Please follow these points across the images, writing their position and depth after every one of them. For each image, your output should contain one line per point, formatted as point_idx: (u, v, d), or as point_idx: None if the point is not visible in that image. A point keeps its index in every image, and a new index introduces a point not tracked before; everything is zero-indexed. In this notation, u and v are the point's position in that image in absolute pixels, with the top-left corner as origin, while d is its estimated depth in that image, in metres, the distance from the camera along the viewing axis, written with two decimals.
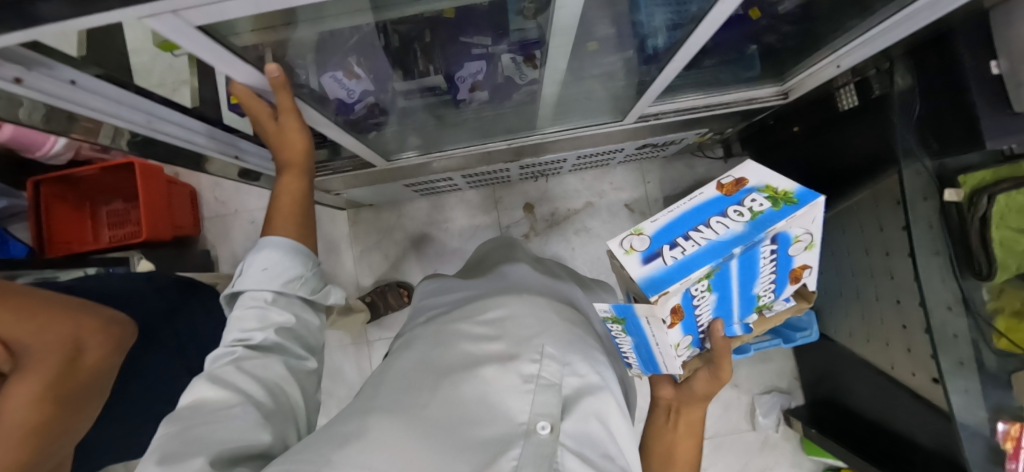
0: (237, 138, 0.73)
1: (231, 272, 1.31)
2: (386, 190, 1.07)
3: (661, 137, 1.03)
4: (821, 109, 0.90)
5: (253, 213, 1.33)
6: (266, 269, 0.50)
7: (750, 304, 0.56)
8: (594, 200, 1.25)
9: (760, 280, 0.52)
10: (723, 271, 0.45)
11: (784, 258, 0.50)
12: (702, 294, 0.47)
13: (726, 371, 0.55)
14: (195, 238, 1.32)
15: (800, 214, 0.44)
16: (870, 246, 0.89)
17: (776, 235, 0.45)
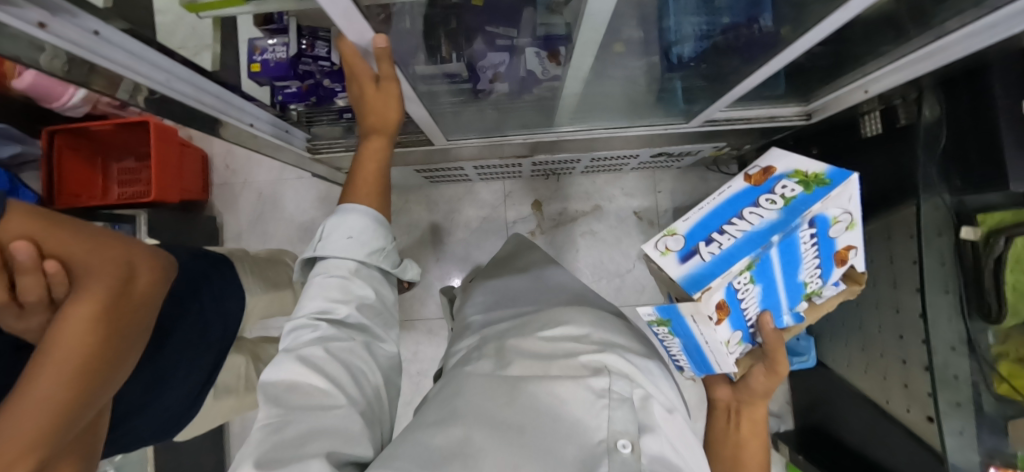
0: (249, 104, 0.70)
1: (235, 240, 1.32)
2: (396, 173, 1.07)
3: (678, 147, 1.02)
4: (840, 133, 0.88)
5: (262, 183, 1.33)
6: (351, 237, 0.46)
7: (797, 292, 0.56)
8: (603, 204, 1.24)
9: (804, 266, 0.53)
10: (767, 261, 0.49)
11: (826, 240, 0.52)
12: (745, 286, 0.51)
13: (783, 364, 0.58)
14: (203, 203, 1.33)
15: (831, 195, 0.48)
16: (879, 279, 0.88)
17: (813, 218, 0.48)
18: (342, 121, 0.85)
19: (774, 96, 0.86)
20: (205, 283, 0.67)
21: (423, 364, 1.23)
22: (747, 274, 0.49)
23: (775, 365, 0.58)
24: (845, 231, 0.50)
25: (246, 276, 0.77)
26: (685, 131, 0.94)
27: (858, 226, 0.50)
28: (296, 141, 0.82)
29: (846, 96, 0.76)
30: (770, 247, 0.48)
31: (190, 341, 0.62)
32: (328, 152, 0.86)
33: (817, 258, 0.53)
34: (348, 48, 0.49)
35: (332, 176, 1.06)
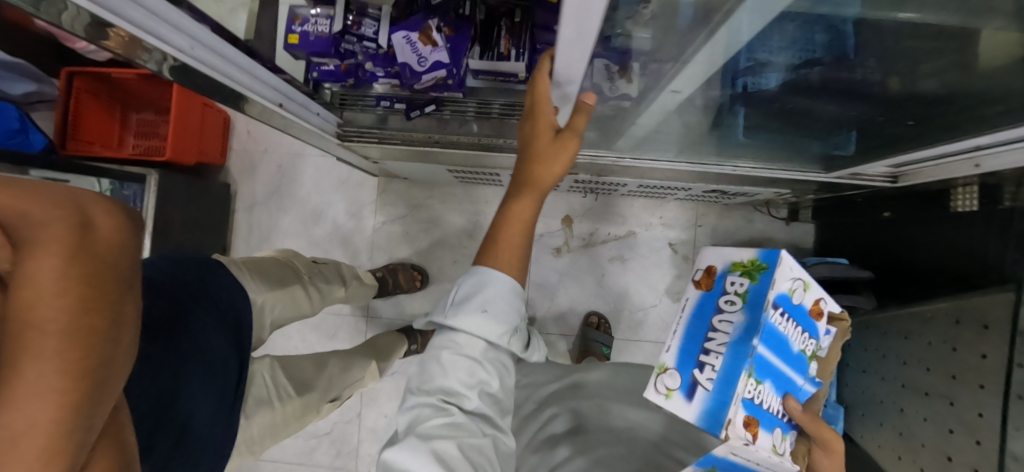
0: (277, 80, 0.62)
1: (248, 211, 1.26)
2: (427, 170, 0.96)
3: (735, 187, 0.95)
4: (926, 202, 0.79)
5: (282, 156, 1.26)
6: (486, 312, 0.42)
7: (801, 358, 0.63)
8: (637, 231, 1.17)
9: (793, 339, 0.61)
10: (758, 362, 0.55)
11: (793, 309, 0.60)
12: (757, 390, 0.56)
13: (835, 440, 0.58)
14: (219, 167, 1.27)
15: (778, 280, 0.56)
16: (932, 365, 0.80)
17: (774, 301, 0.56)
18: (380, 109, 0.77)
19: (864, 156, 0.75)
20: (204, 276, 0.60)
21: None
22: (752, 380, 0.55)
23: (827, 443, 0.58)
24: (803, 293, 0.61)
25: (246, 275, 0.69)
26: (743, 172, 0.87)
27: (810, 285, 0.62)
28: (327, 126, 0.75)
29: (945, 168, 0.66)
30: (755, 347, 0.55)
31: (202, 339, 0.55)
32: (360, 141, 0.79)
33: (796, 326, 0.61)
34: (543, 87, 0.44)
35: (358, 162, 0.98)
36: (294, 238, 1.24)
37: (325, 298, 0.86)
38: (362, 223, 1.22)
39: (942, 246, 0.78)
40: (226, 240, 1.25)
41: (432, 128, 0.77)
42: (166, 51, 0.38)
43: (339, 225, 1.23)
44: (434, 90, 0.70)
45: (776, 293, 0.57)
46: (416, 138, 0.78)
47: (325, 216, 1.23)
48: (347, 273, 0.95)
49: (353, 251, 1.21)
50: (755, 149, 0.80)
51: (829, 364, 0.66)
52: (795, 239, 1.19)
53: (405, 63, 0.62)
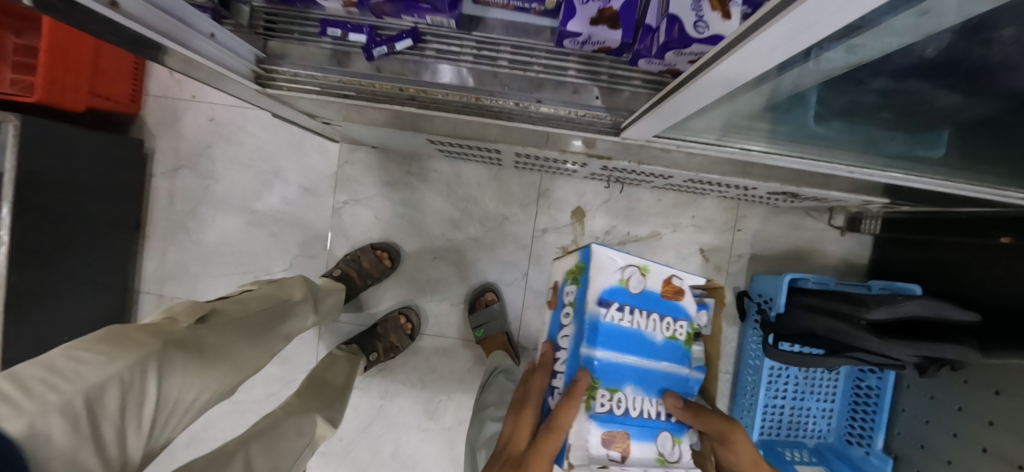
0: None
1: (167, 177, 0.97)
2: (401, 139, 0.70)
3: (814, 190, 0.69)
4: None
5: (213, 108, 0.96)
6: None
7: (672, 344, 0.62)
8: (663, 232, 0.93)
9: (649, 328, 0.61)
10: (600, 370, 0.56)
11: (635, 298, 0.60)
12: (610, 399, 0.56)
13: (729, 432, 0.55)
14: (129, 118, 0.96)
15: (595, 275, 0.58)
16: None
17: (598, 297, 0.57)
18: (326, 40, 0.49)
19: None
20: None
21: (390, 388, 0.94)
22: (603, 392, 0.56)
23: (724, 435, 0.55)
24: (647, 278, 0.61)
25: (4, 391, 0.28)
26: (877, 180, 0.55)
27: (649, 267, 0.61)
28: (236, 60, 0.46)
29: None
30: (585, 355, 0.56)
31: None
32: (292, 88, 0.49)
33: (645, 313, 0.61)
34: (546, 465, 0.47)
35: (305, 123, 0.70)
36: (228, 215, 0.96)
37: (230, 358, 0.46)
38: (317, 201, 0.94)
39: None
40: (141, 212, 0.97)
41: (404, 76, 0.49)
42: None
43: (286, 201, 0.95)
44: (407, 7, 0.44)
45: (598, 289, 0.57)
46: (380, 88, 0.49)
47: (269, 189, 0.95)
48: (272, 308, 0.56)
49: (305, 236, 0.95)
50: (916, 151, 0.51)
51: (714, 341, 0.64)
52: (846, 253, 0.96)
53: None
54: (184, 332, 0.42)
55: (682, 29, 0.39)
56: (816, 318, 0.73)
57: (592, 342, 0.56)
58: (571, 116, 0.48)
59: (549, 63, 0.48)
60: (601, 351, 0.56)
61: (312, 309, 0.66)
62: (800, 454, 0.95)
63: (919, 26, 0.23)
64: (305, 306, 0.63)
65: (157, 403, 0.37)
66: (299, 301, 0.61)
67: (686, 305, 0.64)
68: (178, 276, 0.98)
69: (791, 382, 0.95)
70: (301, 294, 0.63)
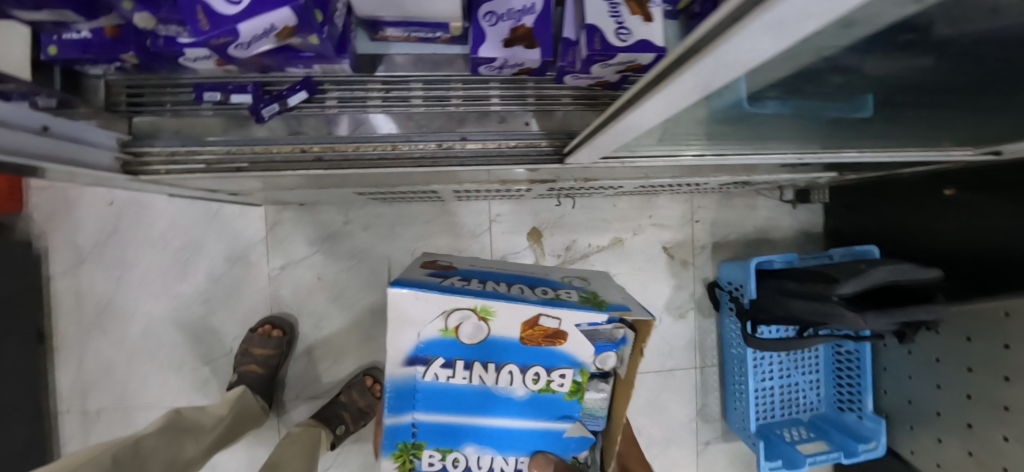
0: None
1: (69, 277, 0.83)
2: (329, 194, 0.64)
3: (768, 177, 0.68)
4: (1015, 179, 0.60)
5: (111, 190, 0.83)
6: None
7: (538, 400, 0.49)
8: (626, 238, 0.91)
9: (497, 384, 0.47)
10: (418, 431, 0.49)
11: (471, 350, 0.45)
12: (438, 457, 0.51)
13: None
14: (11, 219, 0.82)
15: (396, 336, 0.44)
16: (1013, 371, 0.66)
17: (409, 361, 0.45)
18: (207, 107, 0.43)
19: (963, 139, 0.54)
20: None
21: (367, 458, 0.85)
22: (430, 452, 0.50)
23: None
24: (494, 322, 0.44)
25: None
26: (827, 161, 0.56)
27: (493, 309, 0.43)
28: (97, 154, 0.38)
29: None
30: (393, 423, 0.48)
31: None
32: (170, 169, 0.42)
33: (490, 367, 0.46)
34: None
35: (214, 197, 0.61)
36: (151, 303, 0.84)
37: None
38: (249, 271, 0.85)
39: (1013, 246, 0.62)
40: (44, 321, 0.82)
41: (308, 133, 0.43)
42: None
43: (215, 277, 0.84)
44: (291, 62, 0.38)
45: (405, 346, 0.44)
46: (281, 153, 0.42)
47: (192, 268, 0.84)
48: (120, 455, 0.49)
49: (244, 312, 0.85)
50: (883, 131, 0.47)
51: (628, 389, 0.49)
52: (800, 225, 0.97)
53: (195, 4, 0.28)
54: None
55: (598, 37, 0.37)
56: (792, 301, 0.71)
57: (404, 408, 0.48)
58: (502, 149, 0.43)
59: (467, 94, 0.44)
60: (420, 413, 0.49)
61: (183, 442, 0.57)
62: (798, 432, 0.93)
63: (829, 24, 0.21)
64: (172, 442, 0.56)
65: None
66: (160, 440, 0.54)
67: (564, 346, 0.46)
68: (101, 386, 0.84)
69: (776, 361, 0.93)
70: (161, 432, 0.56)
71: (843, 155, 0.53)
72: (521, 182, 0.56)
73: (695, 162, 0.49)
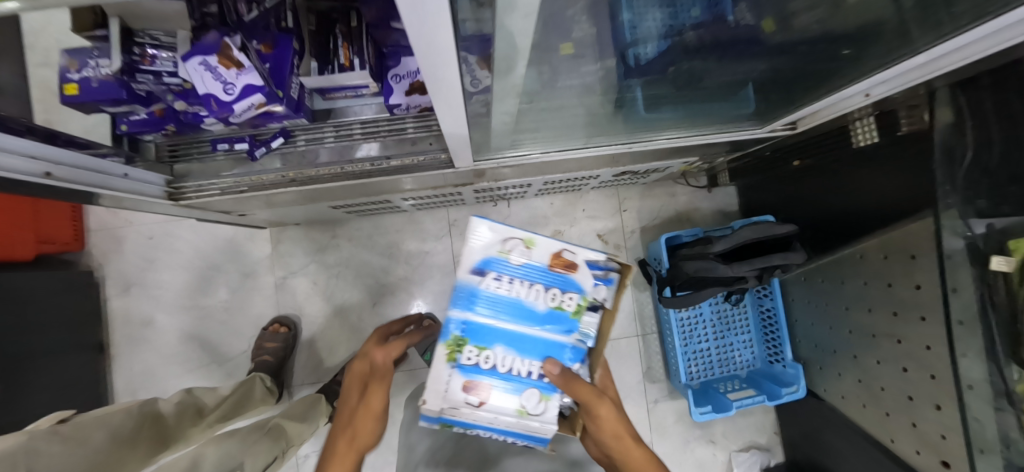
0: (41, 144, 0.44)
1: (121, 297, 1.06)
2: (313, 211, 0.85)
3: (643, 165, 0.89)
4: (830, 145, 0.76)
5: (151, 226, 1.07)
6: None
7: (557, 317, 0.56)
8: (564, 230, 1.09)
9: (529, 298, 0.56)
10: (466, 328, 0.55)
11: (517, 268, 0.56)
12: (478, 356, 0.55)
13: (600, 412, 0.52)
14: (77, 255, 1.06)
15: (468, 245, 0.55)
16: (875, 304, 0.79)
17: (472, 269, 0.55)
18: (220, 153, 0.66)
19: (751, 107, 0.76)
20: None
21: None
22: (469, 347, 0.55)
23: (589, 409, 0.52)
24: (531, 248, 0.56)
25: None
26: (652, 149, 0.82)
27: (535, 240, 0.56)
28: (147, 187, 0.59)
29: (839, 104, 0.65)
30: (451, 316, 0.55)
31: None
32: (199, 195, 0.64)
33: (527, 282, 0.56)
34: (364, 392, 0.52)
35: (227, 221, 0.82)
36: (184, 314, 1.05)
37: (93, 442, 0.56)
38: (259, 281, 1.05)
39: (851, 197, 0.76)
40: (102, 336, 1.04)
41: (290, 163, 0.66)
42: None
43: (234, 288, 1.06)
44: (268, 119, 0.60)
45: (474, 257, 0.55)
46: (267, 179, 0.65)
47: (216, 283, 1.06)
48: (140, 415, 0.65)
49: (256, 315, 1.05)
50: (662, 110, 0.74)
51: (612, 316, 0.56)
52: (717, 206, 1.14)
53: (207, 92, 0.51)
54: (48, 429, 0.54)
55: None
56: (687, 262, 0.86)
57: (460, 305, 0.55)
58: (417, 162, 0.65)
59: (391, 128, 0.66)
60: (470, 313, 0.55)
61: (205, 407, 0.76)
62: (733, 385, 1.07)
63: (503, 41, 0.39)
64: (182, 413, 0.72)
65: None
66: (172, 408, 0.72)
67: (585, 275, 0.57)
68: (146, 385, 1.04)
69: (707, 324, 1.07)
70: (172, 404, 0.73)
71: (654, 142, 0.79)
72: (446, 187, 0.84)
73: (543, 157, 0.79)
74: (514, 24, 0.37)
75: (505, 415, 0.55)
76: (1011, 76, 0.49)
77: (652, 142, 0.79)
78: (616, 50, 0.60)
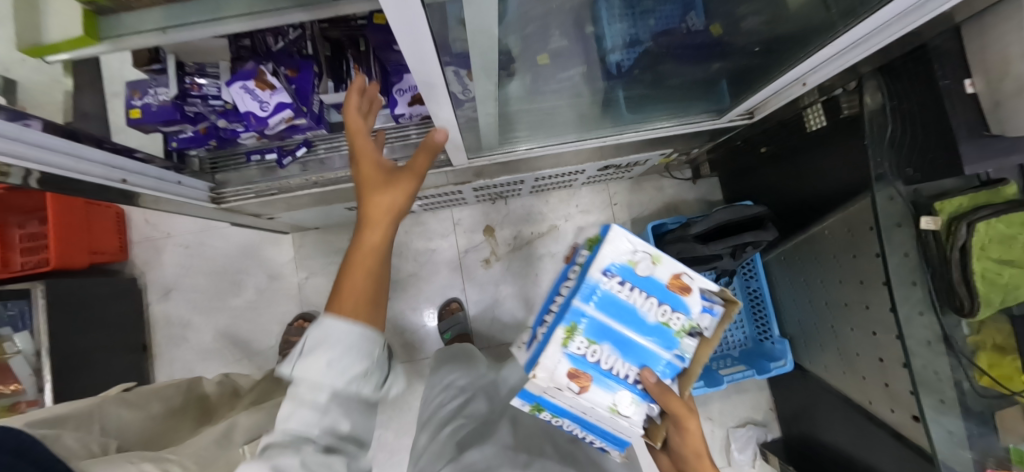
0: (115, 157, 0.57)
1: (161, 302, 1.17)
2: (331, 213, 0.96)
3: (624, 158, 0.98)
4: (785, 133, 0.85)
5: (186, 236, 1.18)
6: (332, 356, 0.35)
7: (663, 332, 0.58)
8: (559, 224, 1.19)
9: (643, 308, 0.58)
10: (587, 321, 0.57)
11: (642, 280, 0.58)
12: (589, 349, 0.57)
13: (687, 422, 0.57)
14: (121, 265, 1.18)
15: (604, 249, 0.57)
16: (844, 275, 0.84)
17: (602, 269, 0.57)
18: (253, 164, 0.78)
19: (710, 98, 0.85)
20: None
21: (382, 415, 1.11)
22: (582, 338, 0.57)
23: (679, 420, 0.56)
24: (655, 265, 0.58)
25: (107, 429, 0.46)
26: (626, 142, 0.90)
27: (662, 258, 0.58)
28: (196, 193, 0.72)
29: (784, 92, 0.74)
30: (575, 306, 0.56)
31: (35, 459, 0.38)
32: (238, 199, 0.77)
33: (645, 294, 0.58)
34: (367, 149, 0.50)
35: (257, 225, 0.94)
36: (217, 314, 1.16)
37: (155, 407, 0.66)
38: (284, 282, 1.16)
39: (815, 177, 0.82)
40: (146, 337, 1.15)
41: (310, 170, 0.78)
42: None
43: (261, 290, 1.16)
44: (293, 131, 0.71)
45: (607, 259, 0.57)
46: (293, 183, 0.78)
47: (245, 285, 1.17)
48: (185, 390, 0.75)
49: (282, 313, 1.16)
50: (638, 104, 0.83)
51: (710, 345, 0.58)
52: (702, 196, 1.22)
53: (248, 111, 0.62)
54: (117, 396, 0.64)
55: None
56: (670, 247, 0.95)
57: (587, 300, 0.57)
58: None
59: (395, 137, 0.78)
60: (594, 309, 0.57)
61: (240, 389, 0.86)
62: (725, 363, 1.14)
63: (480, 53, 0.50)
64: (222, 393, 0.83)
65: (118, 433, 0.57)
66: (214, 388, 0.82)
67: (694, 301, 0.59)
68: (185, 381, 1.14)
69: None
70: (213, 385, 0.84)
71: (629, 136, 0.88)
72: (448, 185, 0.95)
73: (529, 152, 0.88)
74: (489, 39, 0.48)
75: (599, 409, 0.58)
76: (921, 62, 0.58)
77: (624, 135, 0.87)
78: (588, 57, 0.70)
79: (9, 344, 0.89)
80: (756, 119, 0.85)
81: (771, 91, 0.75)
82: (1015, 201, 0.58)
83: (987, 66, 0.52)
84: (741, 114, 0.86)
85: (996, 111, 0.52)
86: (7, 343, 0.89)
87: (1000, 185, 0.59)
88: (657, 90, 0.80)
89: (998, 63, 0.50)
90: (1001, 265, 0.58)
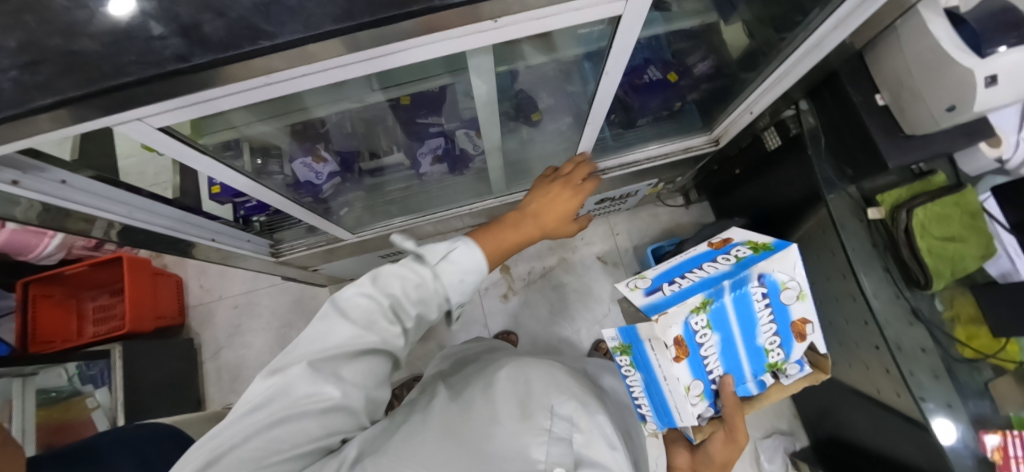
0: (215, 223, 0.79)
1: (211, 359, 1.28)
2: (364, 262, 1.14)
3: (616, 191, 1.11)
4: (751, 154, 0.99)
5: (237, 297, 1.33)
6: (464, 281, 0.47)
7: (761, 358, 0.62)
8: (568, 256, 1.30)
9: (761, 329, 0.59)
10: (720, 304, 0.56)
11: (779, 307, 0.58)
12: (704, 331, 0.57)
13: (741, 430, 0.64)
14: (178, 327, 1.31)
15: (771, 259, 0.58)
16: (827, 271, 0.83)
17: (760, 274, 0.57)
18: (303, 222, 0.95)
19: (684, 129, 0.98)
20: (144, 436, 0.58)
21: None
22: (702, 318, 0.56)
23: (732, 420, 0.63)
24: (799, 301, 0.58)
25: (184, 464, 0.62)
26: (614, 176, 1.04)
27: (808, 295, 0.58)
28: (260, 248, 0.91)
29: (738, 119, 0.89)
30: (728, 283, 0.56)
31: None
32: (292, 253, 0.96)
33: (772, 320, 0.59)
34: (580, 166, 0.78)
35: (302, 278, 1.11)
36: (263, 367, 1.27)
37: None
38: None
39: (774, 187, 0.95)
40: (199, 393, 1.25)
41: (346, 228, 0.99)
42: (72, 209, 0.50)
43: None
44: (337, 195, 0.90)
45: (767, 267, 0.57)
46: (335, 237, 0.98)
47: (289, 339, 1.28)
48: None
49: None
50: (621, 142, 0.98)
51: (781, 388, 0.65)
52: (696, 219, 1.33)
53: (305, 180, 0.80)
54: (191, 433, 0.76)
55: (467, 151, 0.89)
56: None
57: (734, 290, 0.56)
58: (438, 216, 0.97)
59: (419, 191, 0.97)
60: (731, 300, 0.56)
61: None
62: None
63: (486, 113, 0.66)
64: None
65: None
66: None
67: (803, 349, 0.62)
68: None
69: None
70: None
71: (616, 171, 1.00)
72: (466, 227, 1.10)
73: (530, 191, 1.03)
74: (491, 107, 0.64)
75: (676, 385, 0.60)
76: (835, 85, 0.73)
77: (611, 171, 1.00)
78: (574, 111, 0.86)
79: (90, 400, 1.05)
80: (721, 145, 0.99)
81: (731, 118, 0.90)
82: (944, 188, 0.71)
83: (890, 85, 0.67)
84: (708, 141, 0.99)
85: (903, 115, 0.67)
86: (88, 398, 1.05)
87: (930, 177, 0.72)
88: (633, 130, 0.96)
89: (896, 80, 0.66)
90: (944, 241, 0.67)
